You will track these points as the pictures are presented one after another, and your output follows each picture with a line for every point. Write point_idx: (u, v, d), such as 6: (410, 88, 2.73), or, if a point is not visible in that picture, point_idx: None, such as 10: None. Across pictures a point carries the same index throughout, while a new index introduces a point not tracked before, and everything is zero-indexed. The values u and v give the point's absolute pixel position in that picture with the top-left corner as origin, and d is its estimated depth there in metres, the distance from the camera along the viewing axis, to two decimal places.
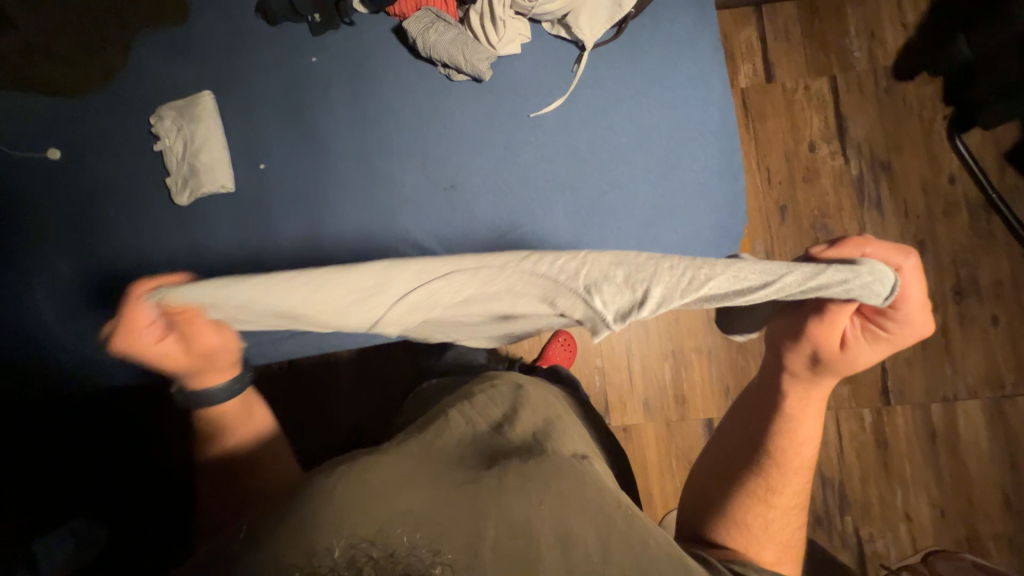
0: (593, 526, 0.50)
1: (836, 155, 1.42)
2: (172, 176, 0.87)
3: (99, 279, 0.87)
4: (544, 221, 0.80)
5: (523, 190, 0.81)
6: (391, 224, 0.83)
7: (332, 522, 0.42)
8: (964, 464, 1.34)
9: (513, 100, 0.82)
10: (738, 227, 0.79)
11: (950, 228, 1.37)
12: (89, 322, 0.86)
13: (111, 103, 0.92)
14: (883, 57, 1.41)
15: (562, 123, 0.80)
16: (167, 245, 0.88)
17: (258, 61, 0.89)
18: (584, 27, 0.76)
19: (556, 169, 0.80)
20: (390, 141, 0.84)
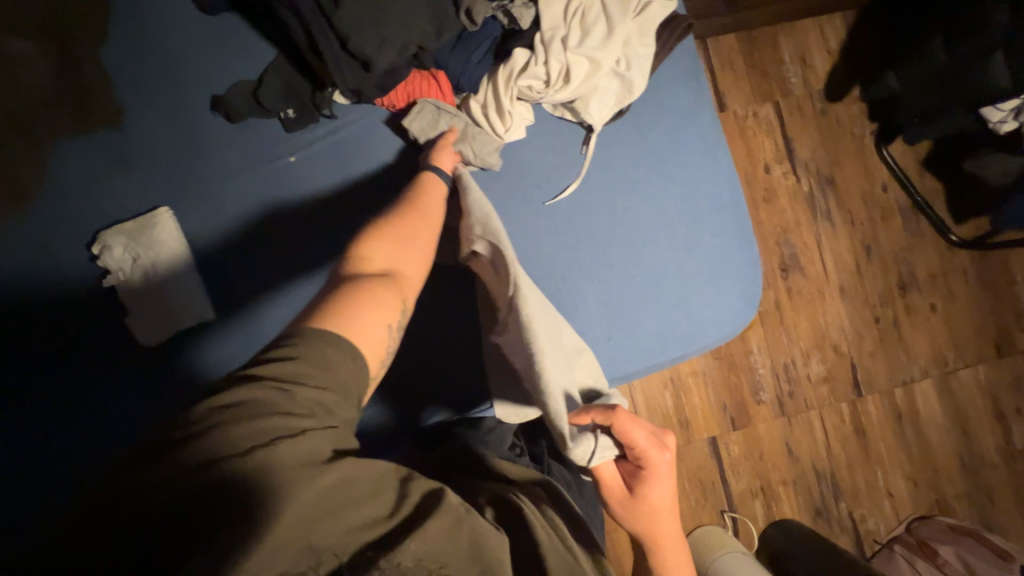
0: None
1: (789, 174, 1.53)
2: (132, 314, 0.73)
3: (33, 443, 0.72)
4: (576, 312, 0.78)
5: (550, 281, 0.78)
6: None
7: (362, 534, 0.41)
8: (925, 436, 1.52)
9: (526, 189, 0.78)
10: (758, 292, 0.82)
11: (889, 231, 1.54)
12: (39, 502, 0.69)
13: (24, 229, 0.74)
14: (815, 82, 1.55)
15: (579, 209, 0.78)
16: (126, 389, 0.73)
17: (223, 165, 0.77)
18: (592, 112, 0.74)
19: (580, 257, 0.78)
20: None
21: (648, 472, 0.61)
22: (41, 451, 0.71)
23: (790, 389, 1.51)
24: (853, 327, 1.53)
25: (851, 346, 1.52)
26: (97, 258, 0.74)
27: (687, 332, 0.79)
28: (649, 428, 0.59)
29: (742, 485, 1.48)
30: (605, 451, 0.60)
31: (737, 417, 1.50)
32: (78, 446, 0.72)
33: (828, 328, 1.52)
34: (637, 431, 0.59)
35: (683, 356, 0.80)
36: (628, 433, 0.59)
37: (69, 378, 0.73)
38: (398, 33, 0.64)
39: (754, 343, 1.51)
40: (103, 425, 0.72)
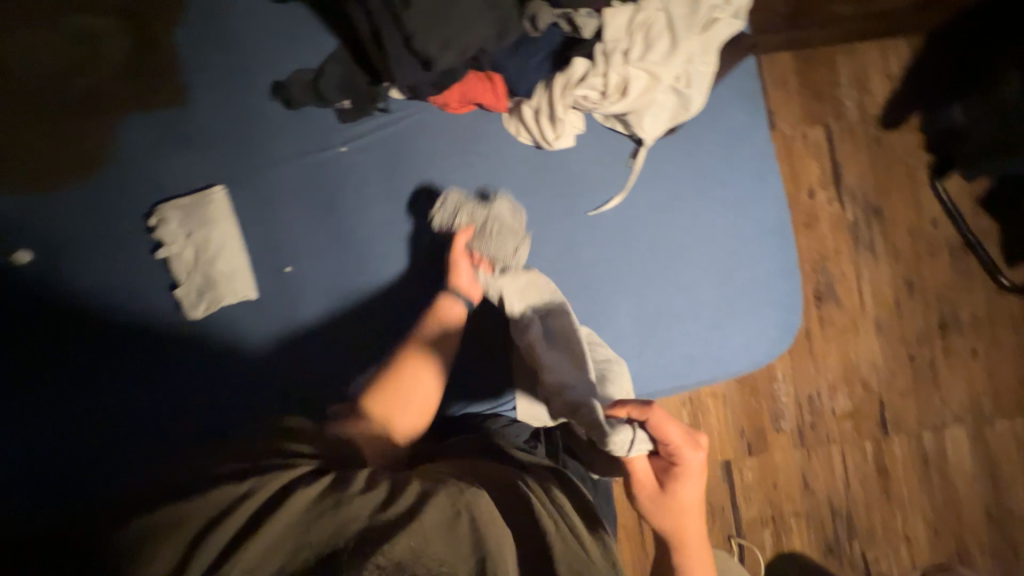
0: None
1: (833, 201, 1.48)
2: (182, 287, 0.76)
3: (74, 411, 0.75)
4: (608, 326, 0.77)
5: (585, 292, 0.78)
6: None
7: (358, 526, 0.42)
8: (952, 484, 1.46)
9: (570, 198, 0.78)
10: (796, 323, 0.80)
11: (934, 268, 1.48)
12: (85, 453, 0.74)
13: (88, 195, 0.78)
14: (871, 107, 1.49)
15: (622, 223, 0.78)
16: (160, 374, 0.76)
17: (277, 151, 0.79)
18: (644, 127, 0.74)
19: (617, 271, 0.78)
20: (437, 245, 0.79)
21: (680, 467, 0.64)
22: (79, 421, 0.75)
23: (812, 421, 1.47)
24: (885, 364, 1.48)
25: (881, 383, 1.47)
26: (152, 229, 0.77)
27: (719, 357, 0.78)
28: (682, 425, 0.63)
29: (752, 513, 1.45)
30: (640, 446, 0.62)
31: (754, 443, 1.47)
32: (112, 425, 0.75)
33: (859, 362, 1.48)
34: (671, 427, 0.63)
35: (713, 381, 0.79)
36: (663, 430, 0.63)
37: (110, 348, 0.76)
38: (461, 35, 0.64)
39: (779, 370, 1.47)
40: (135, 413, 0.76)
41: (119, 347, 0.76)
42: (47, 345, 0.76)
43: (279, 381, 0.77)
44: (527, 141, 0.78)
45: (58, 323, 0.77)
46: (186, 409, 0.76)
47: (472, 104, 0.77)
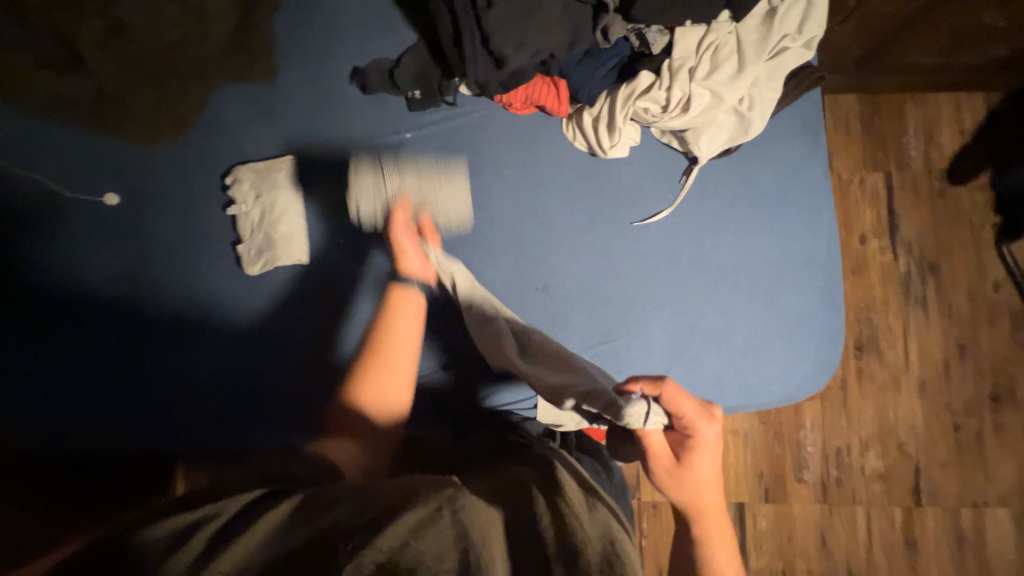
0: None
1: (886, 251, 1.43)
2: (245, 243, 0.82)
3: (114, 380, 0.81)
4: (639, 337, 0.77)
5: (620, 300, 0.78)
6: None
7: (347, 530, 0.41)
8: (989, 572, 1.35)
9: (618, 207, 0.80)
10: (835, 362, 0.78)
11: (992, 336, 1.39)
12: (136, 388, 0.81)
13: (178, 154, 0.87)
14: (937, 159, 1.44)
15: (665, 237, 0.78)
16: (190, 365, 0.82)
17: (347, 131, 0.85)
18: (701, 146, 0.74)
19: (656, 284, 0.78)
20: (481, 235, 0.81)
21: (694, 442, 0.60)
22: (115, 397, 0.81)
23: (838, 477, 1.39)
24: (926, 428, 1.39)
25: (919, 449, 1.38)
26: (227, 188, 0.84)
27: (749, 385, 0.76)
28: (694, 397, 0.60)
29: (761, 563, 1.38)
30: (655, 422, 0.58)
31: (772, 489, 1.40)
32: (142, 409, 0.81)
33: (896, 423, 1.40)
34: (684, 400, 0.60)
35: (740, 408, 0.78)
36: (675, 402, 0.59)
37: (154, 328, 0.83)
38: (536, 39, 0.68)
39: (808, 418, 1.41)
40: (166, 384, 0.81)
41: (154, 337, 0.82)
42: (119, 287, 0.84)
43: (296, 376, 0.81)
44: (583, 147, 0.81)
45: (121, 285, 0.84)
46: (214, 379, 0.81)
47: (534, 105, 0.80)
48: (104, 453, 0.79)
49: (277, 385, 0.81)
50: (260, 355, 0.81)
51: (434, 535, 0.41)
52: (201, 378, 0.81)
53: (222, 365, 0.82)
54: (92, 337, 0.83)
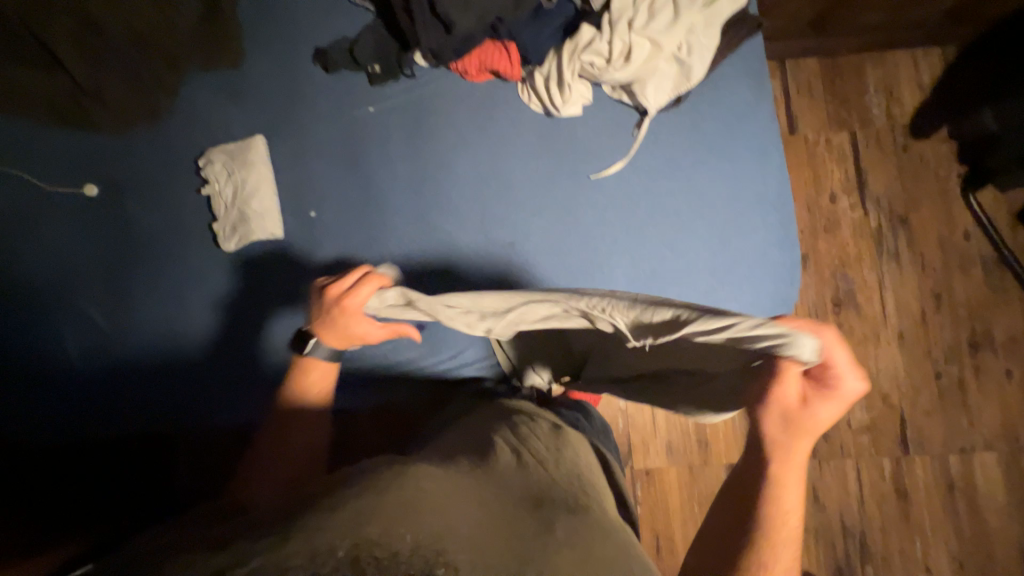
0: None
1: (856, 207, 1.46)
2: (220, 221, 0.86)
3: (101, 384, 0.85)
4: (603, 284, 0.80)
5: (583, 251, 0.81)
6: (447, 279, 0.83)
7: (339, 526, 0.42)
8: (981, 516, 1.36)
9: (575, 162, 0.83)
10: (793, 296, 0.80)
11: (966, 283, 1.42)
12: (128, 371, 0.85)
13: (153, 144, 0.90)
14: (899, 115, 1.47)
15: (622, 188, 0.81)
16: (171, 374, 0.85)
17: (311, 109, 0.88)
18: (648, 95, 0.78)
19: (616, 233, 0.81)
20: (447, 198, 0.85)
21: (832, 395, 0.54)
22: (102, 407, 0.84)
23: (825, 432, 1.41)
24: (909, 378, 1.41)
25: (904, 399, 1.40)
26: (200, 171, 0.88)
27: None
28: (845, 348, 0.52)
29: None
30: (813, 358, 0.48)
31: None
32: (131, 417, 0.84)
33: (879, 375, 1.42)
34: (836, 349, 0.52)
35: None
36: (830, 351, 0.52)
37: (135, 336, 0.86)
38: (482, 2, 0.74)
39: None
40: (155, 368, 0.85)
41: (133, 353, 0.86)
42: (103, 283, 0.88)
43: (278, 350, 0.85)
44: (538, 108, 0.84)
45: (106, 274, 0.88)
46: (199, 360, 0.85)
47: (488, 71, 0.84)
48: (108, 465, 0.84)
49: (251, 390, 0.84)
50: (234, 367, 0.85)
51: (386, 522, 0.44)
52: (189, 359, 0.85)
53: (208, 344, 0.85)
54: (83, 329, 0.86)
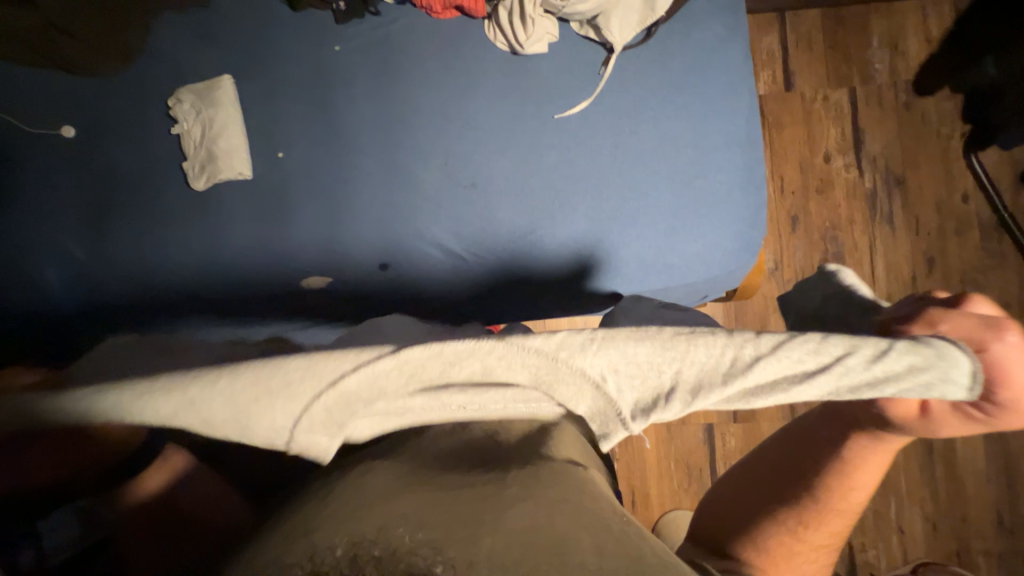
0: (592, 532, 0.46)
1: (851, 168, 1.42)
2: (189, 160, 0.87)
3: (85, 319, 0.90)
4: (564, 224, 0.80)
5: (545, 191, 0.81)
6: (410, 220, 0.84)
7: (333, 531, 0.44)
8: (959, 480, 1.36)
9: (539, 101, 0.82)
10: (755, 239, 0.80)
11: (961, 248, 1.38)
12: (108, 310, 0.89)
13: (127, 85, 0.92)
14: (903, 71, 1.41)
15: (586, 126, 0.80)
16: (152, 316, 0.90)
17: (280, 50, 0.89)
18: (613, 31, 0.77)
19: (579, 173, 0.80)
20: (411, 137, 0.84)
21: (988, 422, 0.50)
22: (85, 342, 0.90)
23: None
24: None
25: None
26: (171, 111, 0.89)
27: (671, 265, 0.80)
28: None
29: None
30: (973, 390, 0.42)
31: (740, 409, 1.43)
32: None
33: None
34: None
35: (665, 289, 0.82)
36: (1009, 371, 0.44)
37: (109, 276, 0.89)
38: None
39: None
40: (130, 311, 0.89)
41: (109, 298, 0.89)
42: (80, 223, 0.90)
43: (249, 290, 0.88)
44: (504, 46, 0.83)
45: (82, 214, 0.91)
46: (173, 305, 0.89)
47: (454, 8, 0.83)
48: None
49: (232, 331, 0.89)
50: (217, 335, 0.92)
51: (361, 520, 0.45)
52: (163, 303, 0.89)
53: (181, 289, 0.88)
54: (62, 269, 0.90)
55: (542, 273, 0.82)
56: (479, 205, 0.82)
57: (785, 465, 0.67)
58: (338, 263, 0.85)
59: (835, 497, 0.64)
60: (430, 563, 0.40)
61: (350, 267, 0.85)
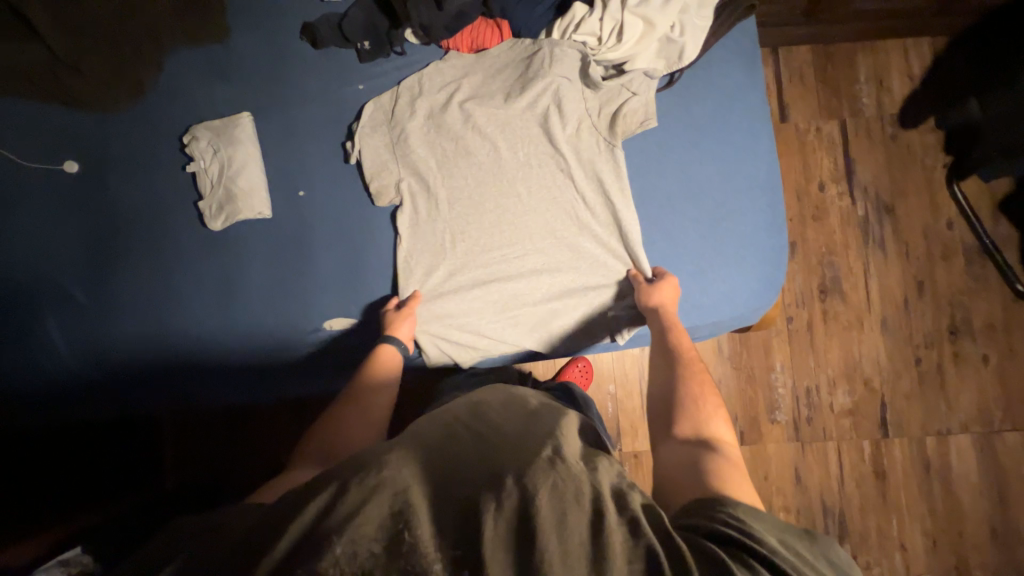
0: (565, 501, 0.53)
1: (844, 196, 1.48)
2: (206, 200, 0.85)
3: (79, 363, 0.86)
4: (582, 247, 0.85)
5: (560, 210, 0.85)
6: (446, 207, 0.87)
7: (339, 519, 0.50)
8: (955, 495, 1.41)
9: (560, 125, 0.85)
10: (779, 276, 0.82)
11: (947, 272, 1.46)
12: (112, 354, 0.86)
13: (134, 121, 0.89)
14: (889, 105, 1.49)
15: (601, 164, 0.84)
16: (158, 365, 0.86)
17: (301, 87, 0.89)
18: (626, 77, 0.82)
19: (599, 203, 0.84)
20: (446, 131, 0.87)
21: None
22: (82, 382, 0.86)
23: (809, 415, 1.45)
24: (890, 363, 1.45)
25: (884, 383, 1.44)
26: (185, 148, 0.86)
27: (700, 304, 0.82)
28: None
29: None
30: None
31: (746, 432, 1.45)
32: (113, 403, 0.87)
33: (861, 360, 1.45)
34: None
35: (692, 327, 0.83)
36: None
37: (115, 317, 0.87)
38: None
39: (778, 360, 1.46)
40: (129, 352, 0.86)
41: (115, 342, 0.86)
42: (83, 261, 0.87)
43: (264, 326, 0.86)
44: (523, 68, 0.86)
45: (85, 253, 0.87)
46: (174, 344, 0.87)
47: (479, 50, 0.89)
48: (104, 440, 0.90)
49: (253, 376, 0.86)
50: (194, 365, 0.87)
51: (367, 518, 0.50)
52: (164, 346, 0.86)
53: (188, 332, 0.86)
54: (63, 310, 0.87)
55: (564, 296, 0.85)
56: (502, 210, 0.86)
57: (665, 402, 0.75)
58: (361, 302, 0.86)
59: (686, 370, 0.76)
60: (429, 561, 0.48)
61: (365, 297, 0.87)
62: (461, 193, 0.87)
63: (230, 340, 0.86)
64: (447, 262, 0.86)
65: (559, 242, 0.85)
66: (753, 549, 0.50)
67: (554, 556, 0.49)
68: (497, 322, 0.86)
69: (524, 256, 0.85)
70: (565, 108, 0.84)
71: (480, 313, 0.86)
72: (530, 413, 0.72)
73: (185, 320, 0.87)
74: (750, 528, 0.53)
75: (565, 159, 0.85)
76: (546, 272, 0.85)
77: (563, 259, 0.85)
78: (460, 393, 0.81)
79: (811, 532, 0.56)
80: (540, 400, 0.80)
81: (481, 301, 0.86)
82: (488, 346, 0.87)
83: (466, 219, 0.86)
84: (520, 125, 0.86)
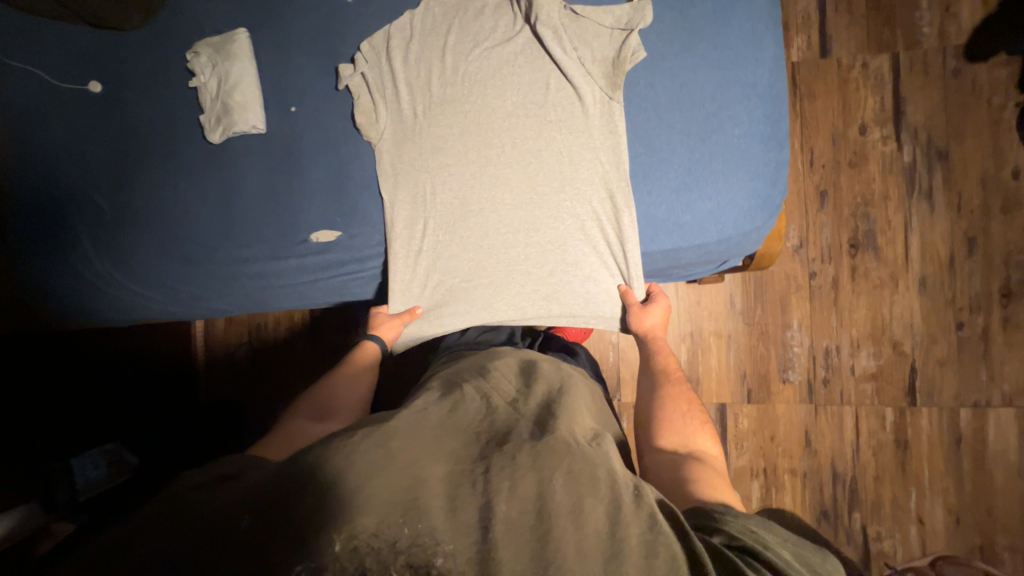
0: (580, 487, 0.53)
1: (888, 140, 1.33)
2: (206, 113, 0.90)
3: (105, 264, 0.92)
4: (564, 182, 0.85)
5: (542, 144, 0.85)
6: (427, 137, 0.88)
7: (345, 509, 0.47)
8: (987, 471, 1.29)
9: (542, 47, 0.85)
10: (782, 176, 0.85)
11: (1006, 227, 1.29)
12: (136, 261, 0.92)
13: (149, 41, 0.94)
14: (953, 35, 1.31)
15: (582, 87, 0.84)
16: (182, 291, 0.94)
17: (296, 3, 0.91)
18: (618, 10, 0.84)
19: (581, 131, 0.84)
20: (436, 54, 0.88)
21: None
22: (108, 281, 0.93)
23: (826, 377, 1.36)
24: (925, 327, 1.32)
25: (917, 348, 1.32)
26: (188, 64, 0.91)
27: (683, 223, 0.84)
28: None
29: (741, 460, 1.37)
30: None
31: (755, 391, 1.38)
32: (144, 308, 0.97)
33: (891, 321, 1.33)
34: None
35: (675, 249, 0.87)
36: None
37: (133, 224, 0.92)
38: None
39: (795, 318, 1.37)
40: (158, 268, 0.93)
41: (138, 250, 0.92)
42: (104, 167, 0.92)
43: (268, 251, 0.91)
44: None
45: (104, 160, 0.92)
46: (196, 264, 0.93)
47: None
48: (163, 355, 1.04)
49: (260, 291, 0.94)
50: (206, 283, 0.94)
51: (372, 505, 0.48)
52: (181, 260, 0.92)
53: (203, 252, 0.92)
54: (87, 211, 0.92)
55: (543, 235, 0.87)
56: (486, 135, 0.87)
57: (647, 415, 0.82)
58: (349, 220, 0.89)
59: (665, 386, 0.85)
60: (431, 556, 0.45)
61: (355, 218, 0.90)
62: (444, 129, 0.87)
63: (243, 267, 0.92)
64: (428, 191, 0.88)
65: (543, 187, 0.86)
66: (762, 555, 0.53)
67: (568, 544, 0.49)
68: (472, 259, 0.89)
69: (505, 193, 0.87)
70: (555, 47, 0.84)
71: (456, 252, 0.89)
72: (542, 393, 0.71)
73: (200, 239, 0.92)
74: (762, 538, 0.55)
75: (552, 101, 0.85)
76: (528, 206, 0.86)
77: (545, 195, 0.86)
78: (466, 365, 0.80)
79: (820, 548, 0.57)
80: (546, 375, 0.78)
81: (460, 241, 0.89)
82: (466, 287, 0.90)
83: (446, 159, 0.88)
84: (515, 67, 0.86)
